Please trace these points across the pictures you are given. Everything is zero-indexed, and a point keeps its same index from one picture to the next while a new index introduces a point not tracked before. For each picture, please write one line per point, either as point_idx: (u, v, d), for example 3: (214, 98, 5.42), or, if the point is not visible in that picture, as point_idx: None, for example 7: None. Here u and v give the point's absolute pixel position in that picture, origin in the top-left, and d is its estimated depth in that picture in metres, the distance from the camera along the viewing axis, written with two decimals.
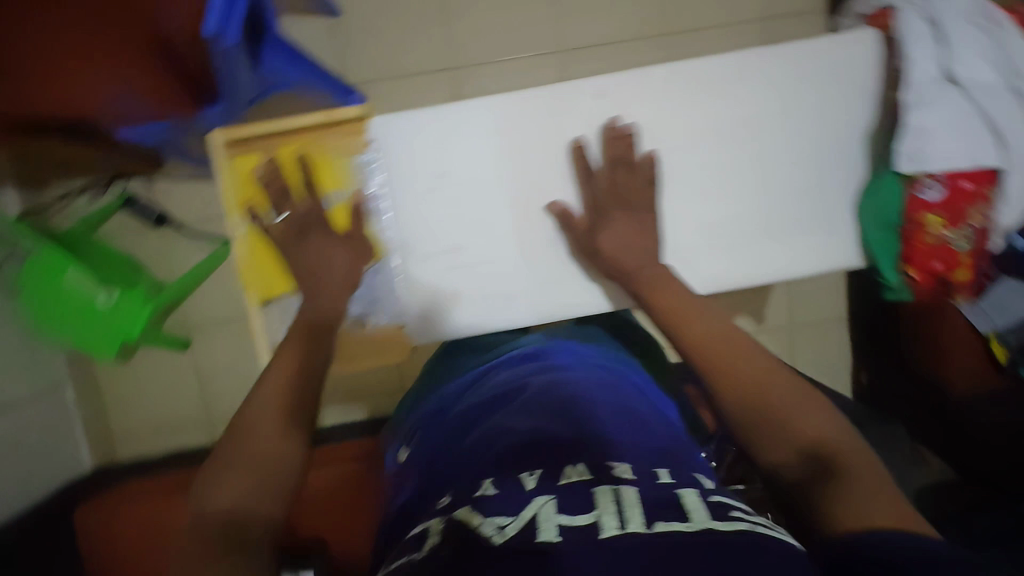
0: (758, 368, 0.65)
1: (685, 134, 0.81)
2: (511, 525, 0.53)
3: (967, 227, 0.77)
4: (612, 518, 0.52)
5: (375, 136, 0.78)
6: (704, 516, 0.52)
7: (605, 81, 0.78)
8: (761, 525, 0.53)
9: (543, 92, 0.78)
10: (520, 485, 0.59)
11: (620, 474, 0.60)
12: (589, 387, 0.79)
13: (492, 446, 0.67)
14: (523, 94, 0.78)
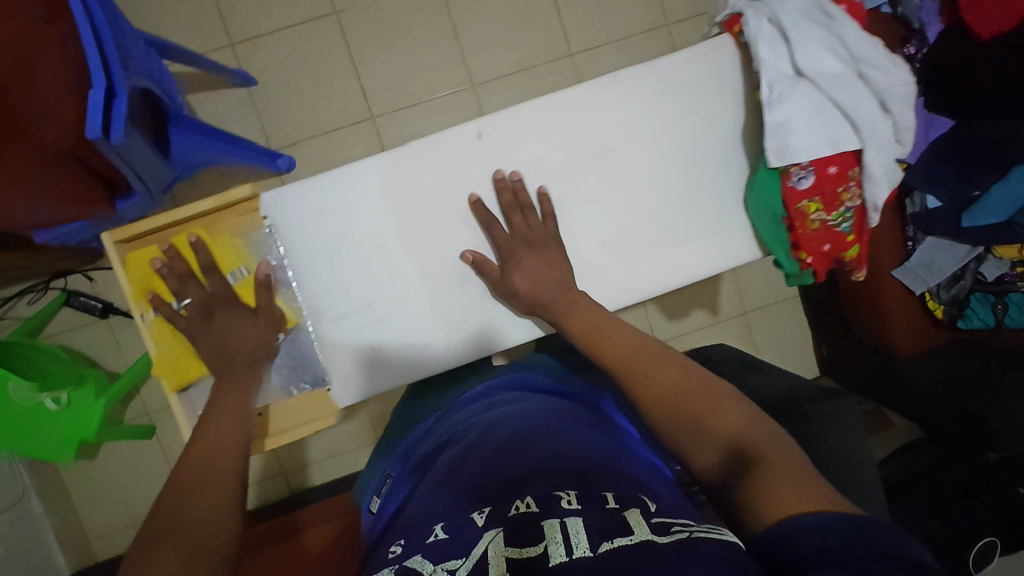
0: (678, 383, 0.65)
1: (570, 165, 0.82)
2: (461, 566, 0.50)
3: (844, 208, 0.79)
4: (557, 546, 0.50)
5: (266, 214, 0.78)
6: (645, 531, 0.51)
7: (482, 124, 0.79)
8: (703, 531, 0.51)
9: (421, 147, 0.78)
10: (470, 523, 0.56)
11: (568, 502, 0.57)
12: (540, 416, 0.78)
13: (445, 489, 0.64)
14: (400, 151, 0.79)
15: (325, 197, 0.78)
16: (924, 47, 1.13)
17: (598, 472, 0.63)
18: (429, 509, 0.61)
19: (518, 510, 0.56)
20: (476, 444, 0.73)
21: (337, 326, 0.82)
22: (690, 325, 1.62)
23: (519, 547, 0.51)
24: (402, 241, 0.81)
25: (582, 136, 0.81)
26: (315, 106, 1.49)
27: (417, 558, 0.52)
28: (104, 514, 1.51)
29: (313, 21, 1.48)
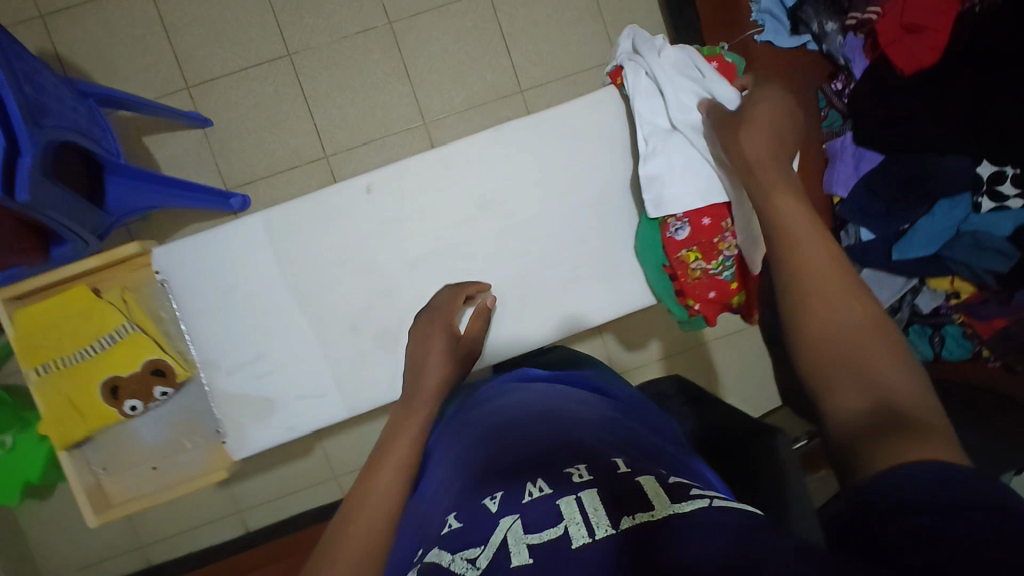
0: (858, 317, 0.55)
1: (467, 214, 0.84)
2: (482, 554, 0.45)
3: (723, 257, 0.82)
4: (579, 526, 0.46)
5: (158, 269, 0.80)
6: (667, 501, 0.46)
7: (375, 178, 0.81)
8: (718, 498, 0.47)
9: (324, 195, 0.81)
10: (484, 510, 0.50)
11: (581, 476, 0.52)
12: (550, 395, 0.74)
13: (458, 474, 0.60)
14: (309, 197, 0.81)
15: (218, 254, 0.80)
16: (851, 83, 1.14)
17: (601, 442, 0.60)
18: (440, 501, 0.58)
19: (532, 494, 0.51)
20: (490, 427, 0.69)
21: (228, 378, 0.82)
22: (650, 355, 1.61)
23: (539, 532, 0.46)
24: (292, 293, 0.82)
25: (474, 187, 0.84)
26: (269, 145, 1.52)
27: (436, 552, 0.48)
28: (60, 557, 1.49)
29: (266, 64, 1.51)
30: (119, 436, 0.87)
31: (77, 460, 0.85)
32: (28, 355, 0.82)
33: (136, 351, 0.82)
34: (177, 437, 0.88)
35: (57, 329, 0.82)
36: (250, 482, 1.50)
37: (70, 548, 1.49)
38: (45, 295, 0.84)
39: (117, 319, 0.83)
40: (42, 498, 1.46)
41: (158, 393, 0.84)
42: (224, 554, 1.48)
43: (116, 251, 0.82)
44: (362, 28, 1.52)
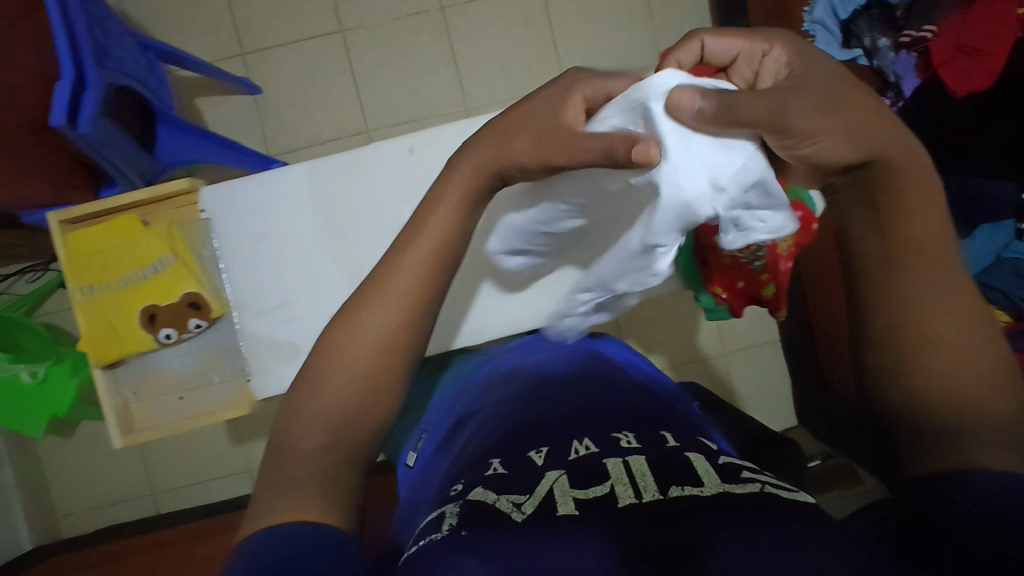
0: (956, 312, 0.55)
1: None
2: (527, 502, 0.53)
3: (754, 247, 0.78)
4: (625, 487, 0.52)
5: (203, 208, 0.84)
6: (715, 480, 0.53)
7: (408, 143, 0.84)
8: (768, 484, 0.53)
9: (355, 154, 0.84)
10: (530, 461, 0.58)
11: (627, 442, 0.60)
12: (595, 376, 0.77)
13: (521, 439, 0.63)
14: (342, 154, 0.84)
15: (257, 204, 0.84)
16: (901, 100, 1.11)
17: (644, 425, 0.64)
18: (501, 456, 0.61)
19: (578, 451, 0.59)
20: (537, 408, 0.69)
21: (255, 320, 0.84)
22: (667, 360, 1.60)
23: (585, 488, 0.53)
24: (320, 245, 0.84)
25: None
26: (314, 116, 1.55)
27: (479, 491, 0.55)
28: (75, 495, 1.53)
29: (319, 38, 1.55)
30: (151, 364, 0.90)
31: (112, 385, 0.89)
32: (76, 275, 0.86)
33: (178, 284, 0.86)
34: (205, 370, 0.91)
35: (100, 254, 0.86)
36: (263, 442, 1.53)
37: (85, 487, 1.53)
38: (90, 219, 0.87)
39: (162, 251, 0.86)
40: (64, 435, 1.51)
41: (193, 325, 0.87)
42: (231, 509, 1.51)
43: (164, 187, 0.85)
44: (414, 11, 1.56)
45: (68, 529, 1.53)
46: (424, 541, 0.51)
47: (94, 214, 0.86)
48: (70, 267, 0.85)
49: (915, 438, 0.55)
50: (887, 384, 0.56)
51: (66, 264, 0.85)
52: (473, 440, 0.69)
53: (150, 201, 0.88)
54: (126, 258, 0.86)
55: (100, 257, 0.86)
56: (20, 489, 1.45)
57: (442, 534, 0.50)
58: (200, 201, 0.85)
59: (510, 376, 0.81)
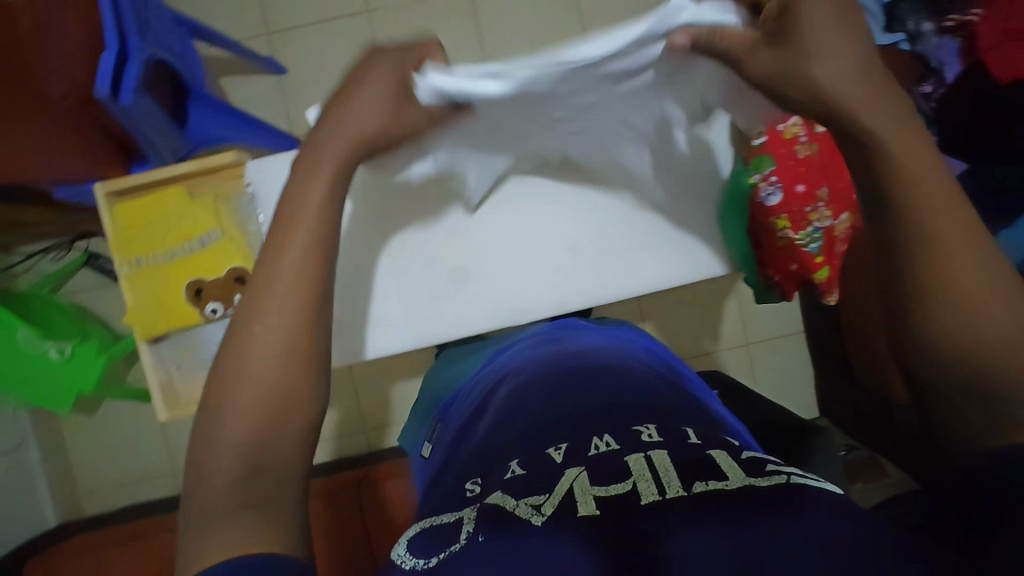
0: (983, 281, 0.52)
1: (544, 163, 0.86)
2: (546, 502, 0.50)
3: (811, 228, 0.83)
4: (649, 485, 0.50)
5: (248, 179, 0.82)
6: (740, 475, 0.50)
7: None
8: (792, 476, 0.51)
9: None
10: (549, 459, 0.55)
11: (649, 436, 0.56)
12: (610, 363, 0.73)
13: (530, 434, 0.60)
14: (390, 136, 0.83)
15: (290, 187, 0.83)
16: (942, 87, 1.09)
17: (668, 414, 0.61)
18: (511, 453, 0.58)
19: (599, 448, 0.55)
20: (553, 395, 0.66)
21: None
22: (690, 348, 1.59)
23: (604, 485, 0.51)
24: (368, 219, 0.85)
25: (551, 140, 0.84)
26: None
27: (497, 495, 0.52)
28: (96, 473, 1.53)
29: (346, 19, 1.53)
30: (196, 337, 0.89)
31: (156, 359, 0.89)
32: (121, 249, 0.86)
33: (223, 261, 0.86)
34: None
35: (147, 226, 0.86)
36: None
37: (106, 466, 1.53)
38: (134, 191, 0.87)
39: (209, 225, 0.87)
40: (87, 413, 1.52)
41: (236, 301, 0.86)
42: None
43: (210, 159, 0.84)
44: None
45: (89, 507, 1.54)
46: (441, 555, 0.49)
47: (139, 186, 0.86)
48: (119, 238, 0.85)
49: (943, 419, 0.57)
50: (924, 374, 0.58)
51: (115, 235, 0.86)
52: (484, 435, 0.66)
53: (194, 173, 0.87)
54: (173, 231, 0.86)
55: (146, 228, 0.86)
56: (43, 466, 1.45)
57: (461, 545, 0.49)
58: (246, 172, 0.84)
59: (520, 365, 0.78)
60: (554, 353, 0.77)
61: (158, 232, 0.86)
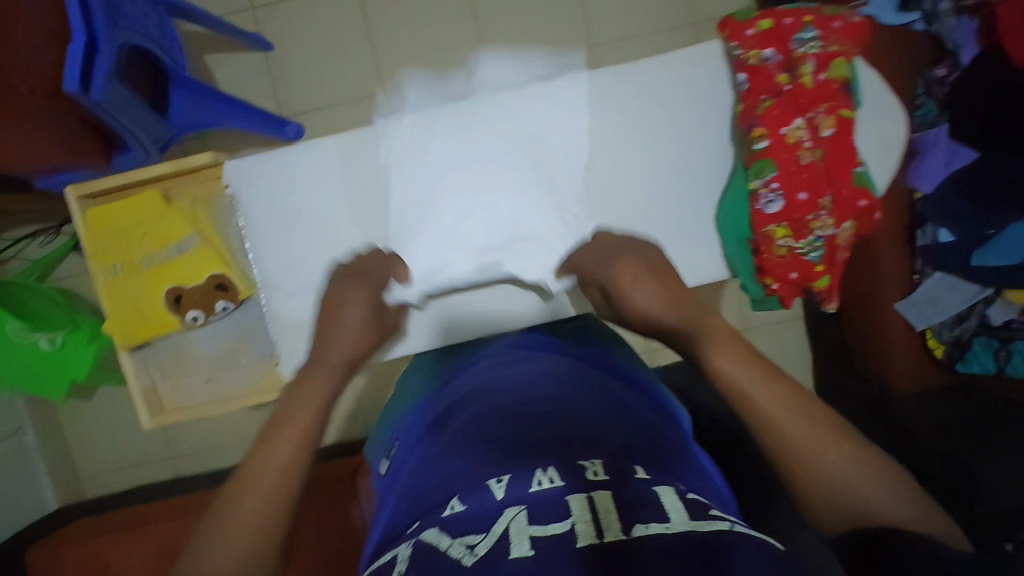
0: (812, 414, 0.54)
1: (544, 156, 0.82)
2: (482, 542, 0.43)
3: (813, 237, 0.77)
4: (587, 527, 0.43)
5: (228, 182, 0.80)
6: (683, 517, 0.44)
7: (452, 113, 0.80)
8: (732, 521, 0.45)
9: (390, 126, 0.80)
10: (489, 493, 0.48)
11: (594, 473, 0.49)
12: (562, 378, 0.65)
13: (462, 462, 0.53)
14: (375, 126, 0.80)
15: (267, 183, 0.80)
16: (955, 71, 1.03)
17: (621, 448, 0.53)
18: (438, 490, 0.51)
19: (541, 483, 0.48)
20: (501, 419, 0.58)
21: (284, 302, 0.82)
22: None
23: (544, 524, 0.44)
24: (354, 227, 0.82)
25: (554, 135, 0.81)
26: (327, 76, 1.45)
27: (433, 531, 0.45)
28: (96, 458, 1.54)
29: None
30: (178, 345, 0.89)
31: (139, 366, 0.87)
32: (95, 255, 0.84)
33: (200, 266, 0.84)
34: (233, 352, 0.89)
35: (120, 229, 0.83)
36: None
37: (106, 450, 1.54)
38: (107, 193, 0.84)
39: (186, 230, 0.84)
40: (85, 399, 1.51)
41: (221, 308, 0.85)
42: None
43: (187, 160, 0.82)
44: None
45: (91, 490, 1.55)
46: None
47: (115, 188, 0.83)
48: (94, 242, 0.83)
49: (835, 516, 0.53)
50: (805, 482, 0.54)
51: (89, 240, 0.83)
52: (417, 464, 0.59)
53: (171, 173, 0.85)
54: (149, 234, 0.84)
55: (120, 231, 0.83)
56: (42, 451, 1.46)
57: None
58: (224, 175, 0.81)
59: (465, 380, 0.71)
60: (502, 365, 0.70)
61: (132, 234, 0.83)
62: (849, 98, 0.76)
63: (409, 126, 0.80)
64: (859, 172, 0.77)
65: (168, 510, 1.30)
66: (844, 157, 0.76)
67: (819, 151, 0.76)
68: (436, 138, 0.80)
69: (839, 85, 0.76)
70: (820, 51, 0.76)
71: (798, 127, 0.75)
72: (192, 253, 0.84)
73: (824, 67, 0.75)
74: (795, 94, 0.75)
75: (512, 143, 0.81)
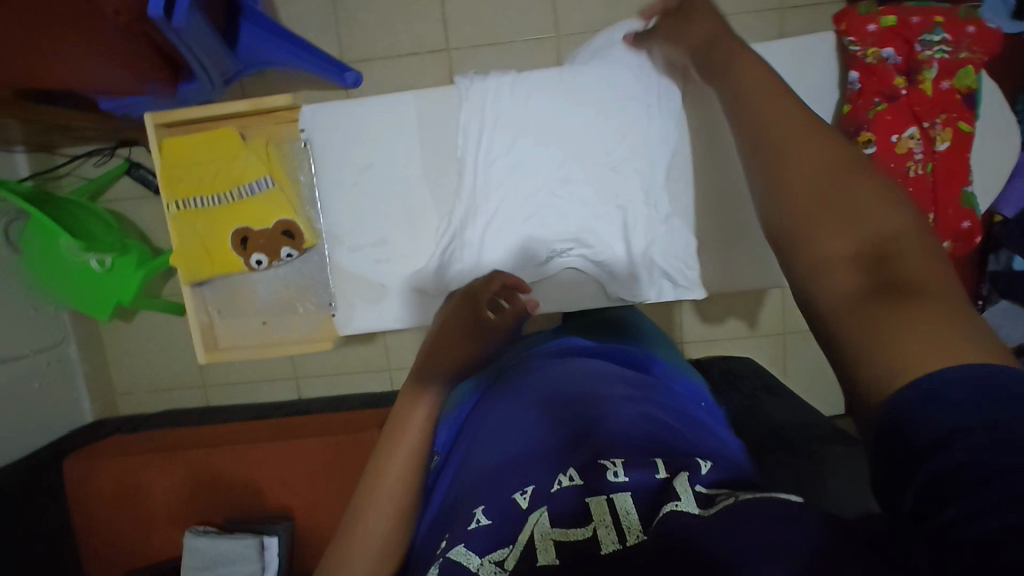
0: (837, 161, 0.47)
1: (631, 135, 0.79)
2: (509, 556, 0.40)
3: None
4: (607, 530, 0.39)
5: (304, 127, 0.81)
6: (693, 501, 0.39)
7: (538, 79, 0.79)
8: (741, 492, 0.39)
9: (476, 86, 0.79)
10: (512, 505, 0.43)
11: (614, 472, 0.43)
12: (589, 376, 0.59)
13: (485, 474, 0.48)
14: (461, 87, 0.79)
15: (351, 132, 0.80)
16: None
17: (657, 444, 0.47)
18: (464, 508, 0.47)
19: (562, 482, 0.44)
20: (523, 427, 0.53)
21: (348, 256, 0.83)
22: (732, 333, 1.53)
23: (565, 527, 0.40)
24: (430, 186, 0.82)
25: (640, 114, 0.79)
26: (393, 25, 1.39)
27: (460, 550, 0.41)
28: (130, 377, 1.59)
29: None
30: (235, 284, 0.89)
31: (198, 300, 0.89)
32: (169, 186, 0.85)
33: (270, 208, 0.84)
34: (290, 300, 0.90)
35: (194, 161, 0.84)
36: (313, 355, 1.53)
37: (141, 371, 1.58)
38: (185, 124, 0.84)
39: (259, 171, 0.83)
40: (127, 320, 1.55)
41: (284, 254, 0.86)
42: (278, 413, 1.54)
43: (265, 101, 0.80)
44: None
45: (124, 407, 1.60)
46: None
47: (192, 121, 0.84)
48: (172, 174, 0.84)
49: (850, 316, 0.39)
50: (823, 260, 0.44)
51: (168, 172, 0.84)
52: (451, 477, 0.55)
53: (247, 113, 0.84)
54: (223, 169, 0.84)
55: (193, 163, 0.84)
56: (82, 364, 1.51)
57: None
58: (301, 121, 0.82)
59: (501, 379, 0.66)
60: (532, 363, 0.66)
61: (204, 167, 0.84)
62: (971, 111, 0.73)
63: (496, 88, 0.79)
64: (968, 192, 0.74)
65: (197, 437, 1.33)
66: (956, 173, 0.73)
67: (930, 164, 0.73)
68: (518, 106, 0.79)
69: (962, 95, 0.73)
70: (948, 57, 0.72)
71: (912, 136, 0.73)
72: (263, 194, 0.84)
73: (949, 74, 0.73)
74: (911, 100, 0.73)
75: (592, 117, 0.79)
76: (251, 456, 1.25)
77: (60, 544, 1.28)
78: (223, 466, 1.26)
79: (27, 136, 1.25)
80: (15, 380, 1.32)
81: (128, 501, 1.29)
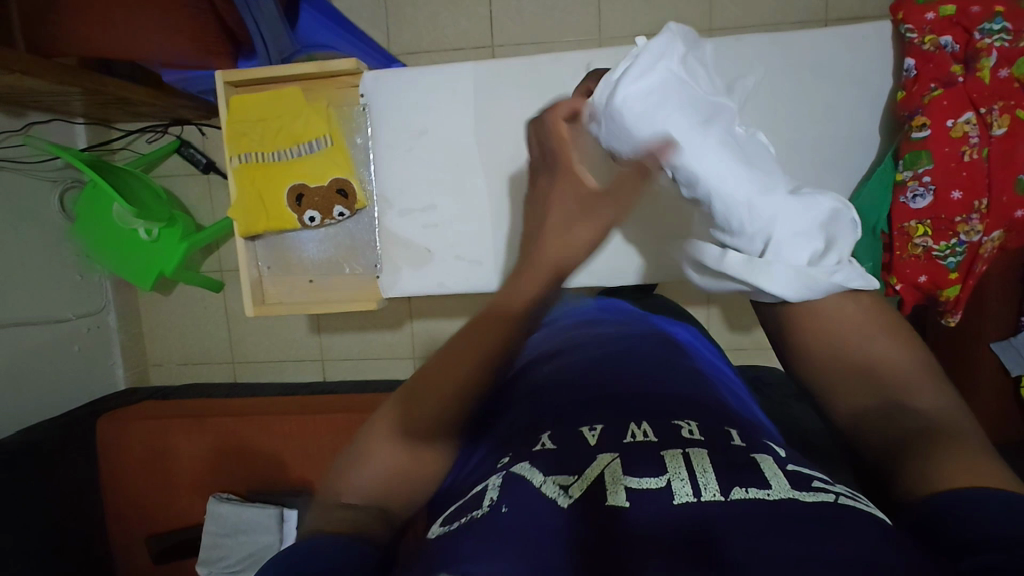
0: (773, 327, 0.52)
1: None
2: (575, 484, 0.39)
3: (956, 240, 0.75)
4: (682, 483, 0.37)
5: (363, 92, 0.87)
6: (785, 485, 0.37)
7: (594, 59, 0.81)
8: (842, 494, 0.36)
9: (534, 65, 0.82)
10: (581, 436, 0.44)
11: (689, 432, 0.44)
12: (637, 343, 0.61)
13: (552, 405, 0.50)
14: (520, 64, 0.82)
15: (416, 99, 0.86)
16: None
17: (718, 415, 0.48)
18: (528, 427, 0.48)
19: (634, 436, 0.43)
20: (581, 372, 0.55)
21: (398, 219, 0.89)
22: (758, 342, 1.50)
23: (639, 476, 0.38)
24: (481, 156, 0.86)
25: None
26: (439, 19, 1.42)
27: (523, 466, 0.41)
28: (164, 349, 1.63)
29: None
30: (287, 242, 0.94)
31: (250, 254, 0.94)
32: (234, 143, 0.90)
33: (325, 168, 0.88)
34: (337, 260, 0.94)
35: (252, 118, 0.89)
36: (340, 336, 1.55)
37: (173, 344, 1.62)
38: (246, 82, 0.90)
39: (320, 131, 0.88)
40: (165, 293, 1.60)
41: (336, 213, 0.90)
42: (303, 392, 1.56)
43: (330, 65, 0.85)
44: None
45: (156, 377, 1.65)
46: (462, 521, 0.37)
47: (254, 81, 0.89)
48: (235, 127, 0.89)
49: (867, 450, 0.43)
50: (831, 392, 0.48)
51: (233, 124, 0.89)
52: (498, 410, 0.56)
53: (308, 77, 0.89)
54: (284, 128, 0.89)
55: (250, 120, 0.89)
56: (121, 332, 1.55)
57: (481, 513, 0.37)
58: (362, 85, 0.88)
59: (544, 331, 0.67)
60: (576, 325, 0.67)
61: (260, 123, 0.89)
62: None
63: (553, 66, 0.82)
64: None
65: (226, 406, 1.36)
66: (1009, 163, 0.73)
67: (984, 150, 0.73)
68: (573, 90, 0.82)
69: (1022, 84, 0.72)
70: (1007, 45, 0.72)
71: (967, 122, 0.73)
72: (319, 156, 0.88)
73: (1008, 63, 0.72)
74: (967, 87, 0.73)
75: None
76: (278, 427, 1.28)
77: (89, 500, 1.31)
78: (252, 436, 1.29)
79: (88, 108, 1.31)
80: (57, 340, 1.37)
81: (158, 463, 1.33)
